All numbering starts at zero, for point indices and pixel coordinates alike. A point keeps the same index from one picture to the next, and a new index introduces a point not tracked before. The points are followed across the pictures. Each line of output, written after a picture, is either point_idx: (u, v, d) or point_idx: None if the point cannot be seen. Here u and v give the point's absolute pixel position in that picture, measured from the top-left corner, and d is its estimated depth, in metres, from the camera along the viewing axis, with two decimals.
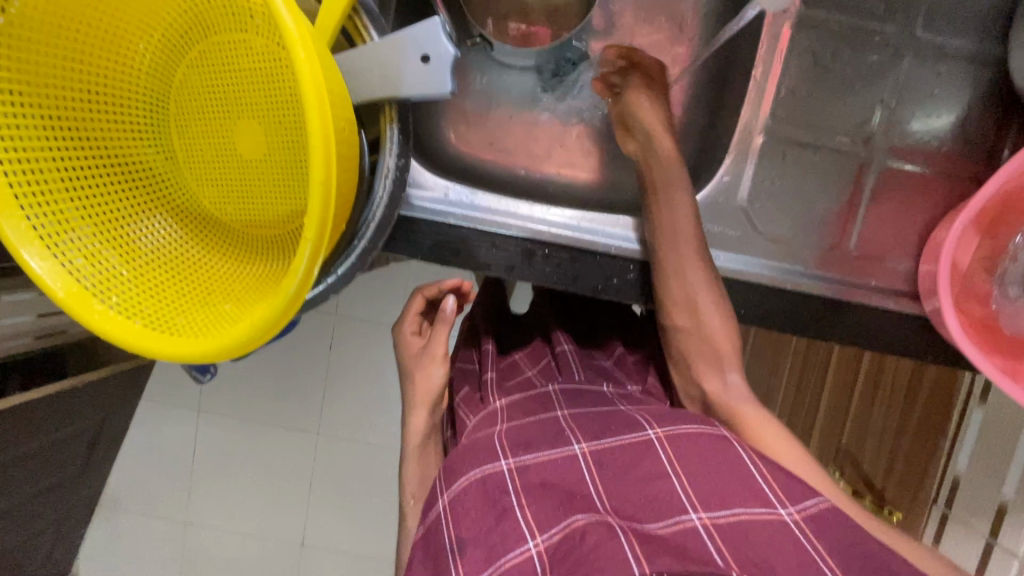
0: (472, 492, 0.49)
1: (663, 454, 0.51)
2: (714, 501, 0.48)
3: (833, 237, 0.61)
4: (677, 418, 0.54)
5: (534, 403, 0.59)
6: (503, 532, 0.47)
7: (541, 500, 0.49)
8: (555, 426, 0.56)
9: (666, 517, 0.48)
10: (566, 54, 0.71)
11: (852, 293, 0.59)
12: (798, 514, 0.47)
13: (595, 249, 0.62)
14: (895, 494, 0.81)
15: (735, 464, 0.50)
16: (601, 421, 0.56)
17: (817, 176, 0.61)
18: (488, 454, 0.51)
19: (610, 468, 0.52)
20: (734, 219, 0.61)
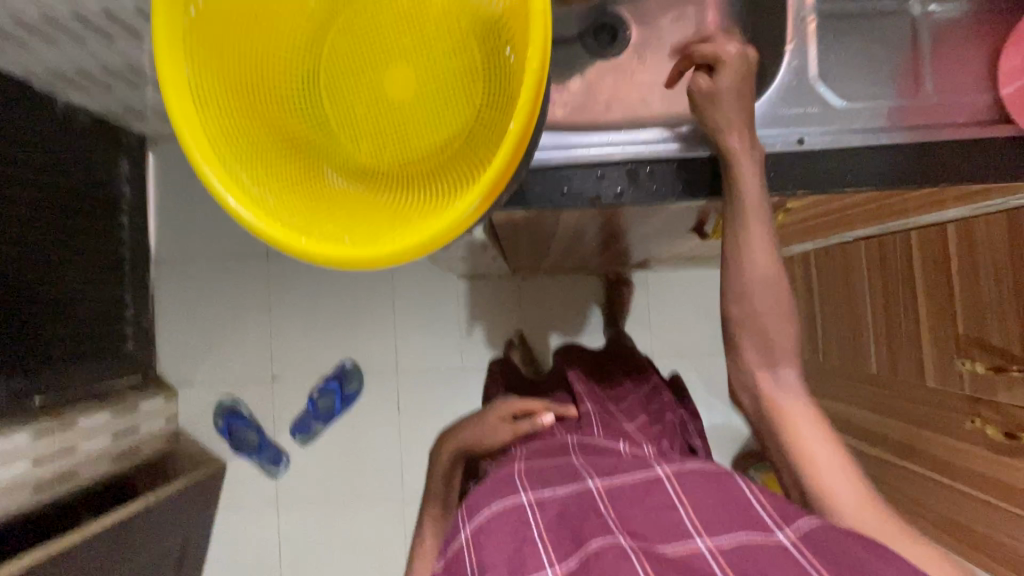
0: (499, 522, 0.63)
1: (670, 488, 0.64)
2: (715, 526, 0.59)
3: (906, 90, 0.65)
4: (682, 460, 0.68)
5: (554, 450, 0.78)
6: (531, 555, 0.60)
7: (559, 525, 0.62)
8: (571, 468, 0.71)
9: (675, 540, 0.59)
10: (603, 21, 0.81)
11: (947, 132, 0.61)
12: (796, 533, 0.56)
13: (695, 154, 0.65)
14: None
15: (731, 490, 0.62)
16: (612, 465, 0.70)
17: (869, 43, 0.67)
18: (513, 489, 0.67)
19: (623, 500, 0.64)
20: (810, 98, 0.66)
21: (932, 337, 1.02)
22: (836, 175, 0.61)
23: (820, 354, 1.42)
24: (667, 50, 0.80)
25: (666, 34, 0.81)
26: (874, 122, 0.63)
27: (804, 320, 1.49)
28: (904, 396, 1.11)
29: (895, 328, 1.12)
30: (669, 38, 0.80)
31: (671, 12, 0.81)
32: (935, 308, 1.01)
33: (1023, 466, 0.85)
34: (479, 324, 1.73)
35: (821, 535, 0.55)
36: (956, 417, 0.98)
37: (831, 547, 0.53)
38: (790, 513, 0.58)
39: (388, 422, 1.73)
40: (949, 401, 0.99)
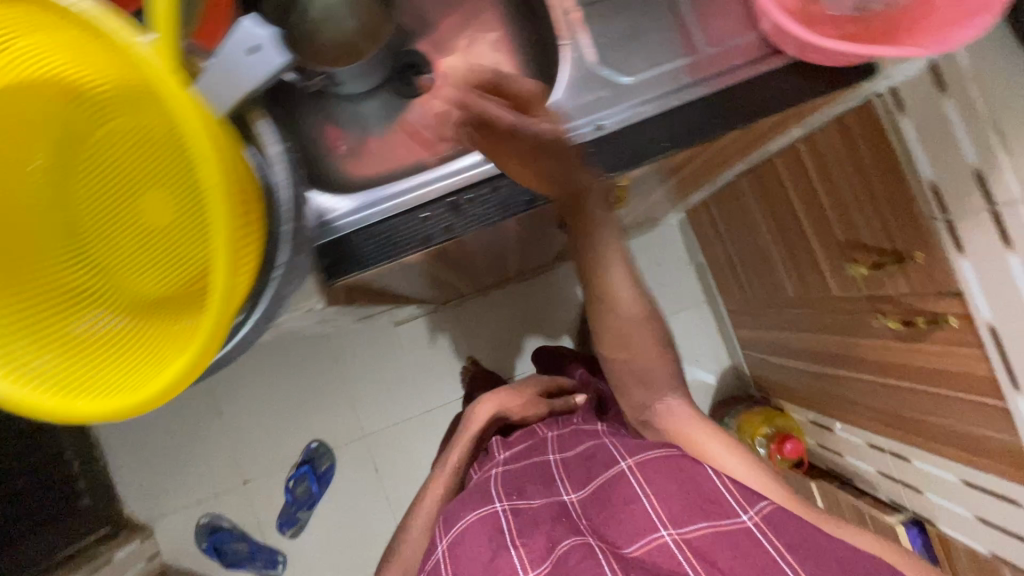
0: (477, 526, 0.82)
1: (637, 483, 0.80)
2: (679, 518, 0.76)
3: (682, 48, 0.67)
4: (642, 450, 0.85)
5: (531, 452, 0.97)
6: (504, 558, 0.78)
7: (531, 529, 0.80)
8: (547, 472, 0.91)
9: (643, 535, 0.77)
10: (403, 60, 0.82)
11: (726, 79, 0.64)
12: (758, 516, 0.74)
13: (507, 170, 0.66)
14: (908, 240, 0.84)
15: (695, 480, 0.79)
16: (581, 467, 0.88)
17: (636, 15, 0.69)
18: (488, 502, 0.86)
19: (591, 502, 0.83)
20: (598, 83, 0.68)
21: (823, 249, 1.05)
22: (644, 148, 0.63)
23: (747, 292, 1.46)
24: (470, 71, 0.82)
25: (466, 55, 0.82)
26: (663, 88, 0.66)
27: (725, 263, 1.53)
28: (820, 311, 1.15)
29: (793, 250, 1.15)
30: (469, 58, 0.82)
31: (464, 35, 0.82)
32: (817, 223, 1.04)
33: (929, 347, 0.88)
34: (431, 364, 1.73)
35: (775, 518, 0.73)
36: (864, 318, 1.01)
37: (788, 532, 0.71)
38: (748, 496, 0.76)
39: (371, 489, 1.71)
40: (854, 305, 1.03)
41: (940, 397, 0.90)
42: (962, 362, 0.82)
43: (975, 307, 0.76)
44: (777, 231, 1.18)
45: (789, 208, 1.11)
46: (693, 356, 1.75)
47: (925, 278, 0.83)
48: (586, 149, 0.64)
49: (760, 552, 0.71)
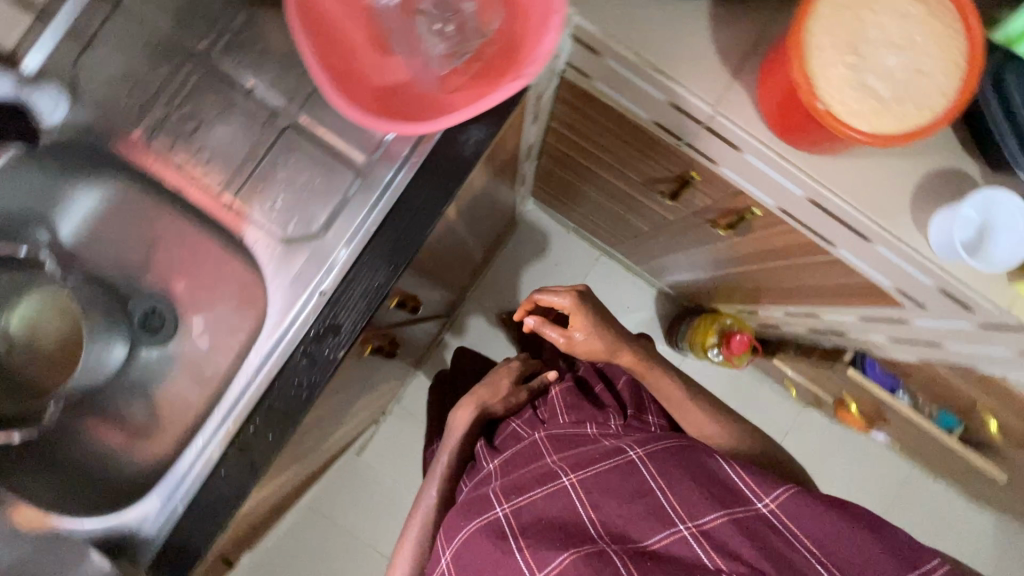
0: (473, 540, 0.63)
1: (647, 473, 0.61)
2: (696, 511, 0.57)
3: (348, 172, 0.63)
4: (652, 437, 0.64)
5: (524, 449, 0.72)
6: (509, 567, 0.60)
7: (533, 536, 0.61)
8: (541, 467, 0.67)
9: (662, 527, 0.58)
10: (136, 312, 0.76)
11: (401, 180, 0.62)
12: (774, 502, 0.56)
13: (267, 382, 0.62)
14: (677, 164, 0.83)
15: (710, 470, 0.60)
16: (581, 453, 0.66)
17: (287, 165, 0.63)
18: (484, 507, 0.66)
19: (594, 493, 0.62)
20: (297, 250, 0.63)
21: (633, 190, 1.04)
22: (372, 290, 0.62)
23: (619, 236, 1.46)
24: (200, 287, 0.76)
25: (185, 275, 0.76)
26: (354, 219, 0.63)
27: (588, 221, 1.53)
28: (671, 232, 1.15)
29: (616, 197, 1.15)
30: (190, 276, 0.76)
31: (169, 259, 0.76)
32: (614, 175, 1.04)
33: (759, 232, 0.89)
34: None
35: (797, 507, 0.55)
36: (702, 230, 1.02)
37: (815, 522, 0.54)
38: (765, 483, 0.58)
39: None
40: (689, 224, 1.04)
41: (795, 263, 0.91)
42: (788, 236, 0.83)
43: (758, 197, 0.77)
44: (594, 187, 1.17)
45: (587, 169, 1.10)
46: (621, 304, 1.76)
47: (712, 186, 0.83)
48: (324, 321, 0.62)
49: (792, 556, 0.53)
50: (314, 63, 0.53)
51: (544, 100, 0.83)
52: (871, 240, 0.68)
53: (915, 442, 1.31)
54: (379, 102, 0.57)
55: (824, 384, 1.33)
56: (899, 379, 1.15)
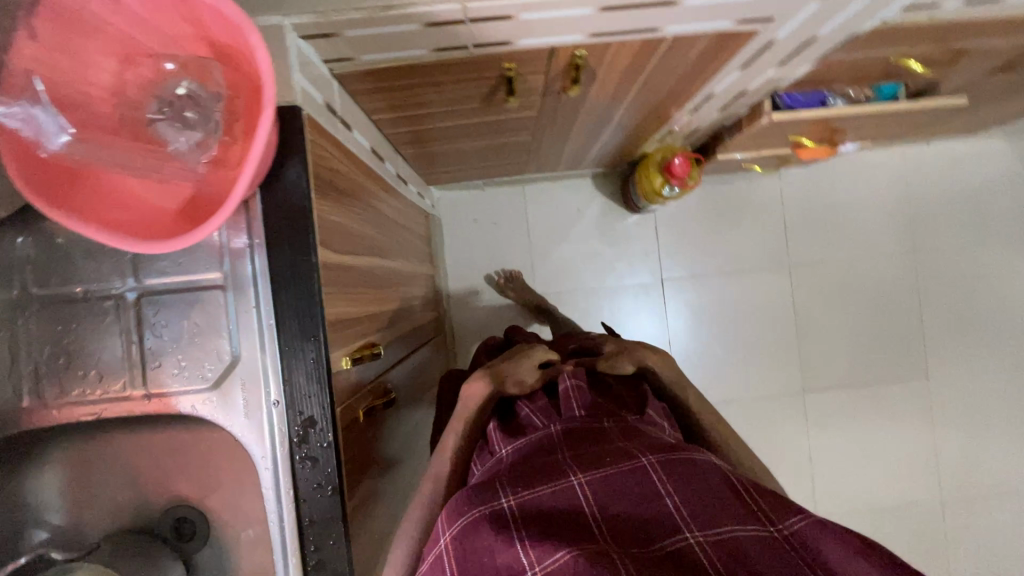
0: (475, 525, 0.60)
1: (660, 483, 0.62)
2: (705, 522, 0.58)
3: (215, 294, 0.63)
4: (670, 449, 0.66)
5: (539, 445, 0.71)
6: (502, 558, 0.57)
7: (539, 531, 0.59)
8: (554, 462, 0.65)
9: (665, 532, 0.59)
10: (165, 532, 0.76)
11: (263, 267, 0.62)
12: (786, 527, 0.58)
13: (293, 505, 0.63)
14: (488, 69, 0.81)
15: (724, 486, 0.62)
16: (592, 452, 0.66)
17: (164, 329, 0.63)
18: (489, 495, 0.62)
19: (601, 494, 0.61)
20: (227, 387, 0.63)
21: (483, 115, 1.03)
22: (312, 368, 0.62)
23: (518, 159, 1.46)
24: (193, 478, 0.76)
25: (175, 478, 0.76)
26: (252, 326, 0.62)
27: (487, 167, 1.53)
28: (545, 125, 1.15)
29: (481, 130, 1.13)
30: (179, 475, 0.76)
31: (152, 476, 0.76)
32: (459, 116, 1.02)
33: (601, 71, 0.87)
34: None
35: (806, 532, 0.57)
36: (563, 104, 1.00)
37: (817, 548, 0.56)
38: (779, 507, 0.60)
39: None
40: (550, 108, 1.02)
41: (651, 72, 0.90)
42: (623, 53, 0.81)
43: (566, 42, 0.74)
44: (458, 134, 1.16)
45: (437, 126, 1.08)
46: (570, 211, 1.77)
47: (531, 63, 0.81)
48: (296, 422, 0.62)
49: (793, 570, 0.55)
50: (81, 225, 0.50)
51: (341, 105, 0.80)
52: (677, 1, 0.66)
53: (876, 130, 1.30)
54: (183, 220, 0.57)
55: (769, 143, 1.32)
56: (824, 91, 1.13)
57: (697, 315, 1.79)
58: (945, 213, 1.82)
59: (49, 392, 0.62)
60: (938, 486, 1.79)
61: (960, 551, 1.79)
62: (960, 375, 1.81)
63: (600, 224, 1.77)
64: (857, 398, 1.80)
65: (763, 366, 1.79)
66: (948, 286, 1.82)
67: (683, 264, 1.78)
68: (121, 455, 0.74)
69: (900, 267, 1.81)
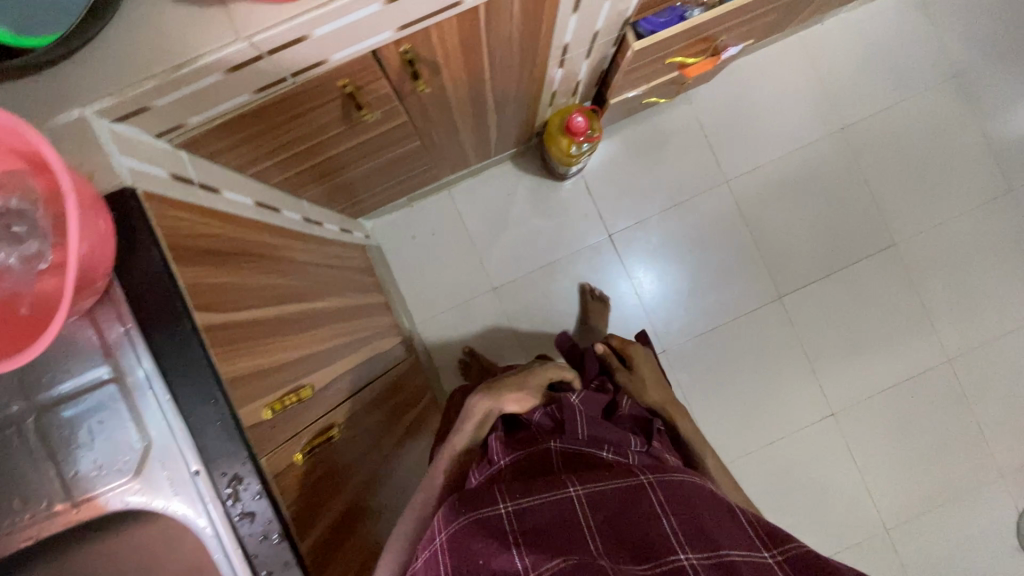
0: (478, 530, 0.69)
1: (658, 506, 0.74)
2: (697, 543, 0.71)
3: (107, 387, 0.64)
4: (666, 475, 0.79)
5: (537, 459, 0.81)
6: (502, 557, 0.66)
7: (538, 539, 0.68)
8: (555, 476, 0.76)
9: (658, 549, 0.69)
10: None
11: (141, 349, 0.63)
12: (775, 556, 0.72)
13: (245, 562, 0.64)
14: (325, 93, 0.82)
15: (715, 514, 0.76)
16: (592, 472, 0.78)
17: (70, 434, 0.64)
18: (489, 502, 0.72)
19: (601, 511, 0.73)
20: (147, 471, 0.64)
21: (356, 136, 1.04)
22: (220, 428, 0.63)
23: (426, 165, 1.47)
24: None
25: None
26: (150, 407, 0.63)
27: (401, 182, 1.53)
28: (427, 126, 1.15)
29: (367, 149, 1.14)
30: None
31: None
32: (334, 143, 1.03)
33: (439, 59, 0.88)
34: None
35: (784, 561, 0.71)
36: (426, 100, 1.01)
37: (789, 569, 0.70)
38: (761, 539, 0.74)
39: None
40: (417, 108, 1.02)
41: (490, 44, 0.90)
42: (448, 35, 0.81)
43: (379, 42, 0.75)
44: (348, 161, 1.17)
45: (322, 160, 1.09)
46: (502, 199, 1.77)
47: (362, 73, 0.81)
48: (221, 484, 0.63)
49: None
50: None
51: (196, 171, 0.81)
52: None
53: (751, 26, 1.30)
54: (22, 334, 0.54)
55: (653, 73, 1.32)
56: (679, 6, 1.12)
57: (654, 257, 1.78)
58: (861, 83, 1.81)
59: None
60: (939, 345, 1.78)
61: (981, 401, 1.77)
62: (927, 232, 1.80)
63: (534, 202, 1.77)
64: (833, 286, 1.79)
65: (733, 284, 1.78)
66: (887, 151, 1.81)
67: (626, 213, 1.78)
68: (87, 567, 0.75)
69: (835, 149, 1.81)
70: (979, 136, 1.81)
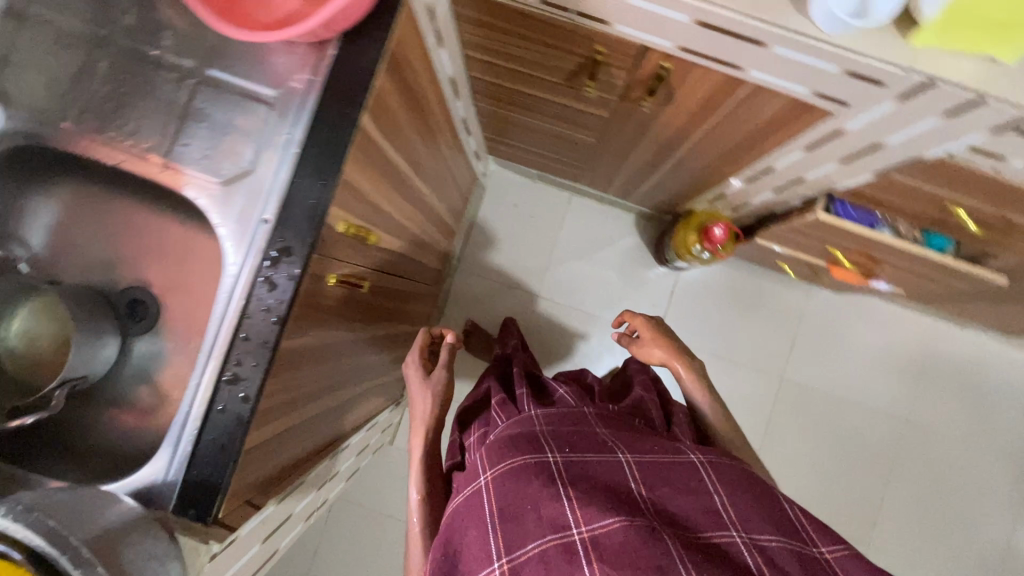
0: (525, 472, 0.77)
1: (707, 480, 0.78)
2: (748, 521, 0.74)
3: (262, 106, 0.68)
4: (714, 454, 0.83)
5: (573, 417, 0.88)
6: (551, 504, 0.74)
7: (585, 489, 0.75)
8: (598, 442, 0.83)
9: (710, 522, 0.74)
10: (126, 301, 0.82)
11: (312, 103, 0.67)
12: (829, 553, 0.73)
13: (240, 316, 0.67)
14: (582, 46, 0.86)
15: (766, 493, 0.78)
16: (637, 444, 0.83)
17: (209, 117, 0.68)
18: (537, 451, 0.80)
19: (648, 479, 0.78)
20: (235, 187, 0.68)
21: (561, 97, 1.08)
22: (310, 206, 0.66)
23: (579, 161, 1.51)
24: (170, 266, 0.82)
25: (156, 258, 0.83)
26: (276, 149, 0.67)
27: (548, 157, 1.58)
28: (613, 134, 1.19)
29: (554, 113, 1.19)
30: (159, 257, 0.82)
31: (137, 248, 0.82)
32: (540, 87, 1.07)
33: (677, 96, 0.92)
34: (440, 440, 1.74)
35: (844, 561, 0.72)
36: (635, 116, 1.04)
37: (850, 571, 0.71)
38: (818, 533, 0.75)
39: None
40: (623, 116, 1.06)
41: (725, 117, 0.93)
42: (703, 84, 0.86)
43: (657, 45, 0.79)
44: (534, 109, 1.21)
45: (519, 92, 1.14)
46: (604, 237, 1.80)
47: (620, 54, 0.85)
48: (276, 245, 0.66)
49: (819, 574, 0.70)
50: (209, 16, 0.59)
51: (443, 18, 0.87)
52: (767, 44, 0.69)
53: (914, 279, 1.31)
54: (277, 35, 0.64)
55: (807, 247, 1.34)
56: (876, 213, 1.14)
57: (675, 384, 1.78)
58: (951, 402, 1.78)
59: (87, 122, 0.68)
60: None
61: None
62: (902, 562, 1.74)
63: (625, 261, 1.80)
64: None
65: None
66: (927, 473, 1.76)
67: (684, 333, 1.78)
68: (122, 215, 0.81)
69: (885, 432, 1.78)
70: (1008, 531, 1.75)
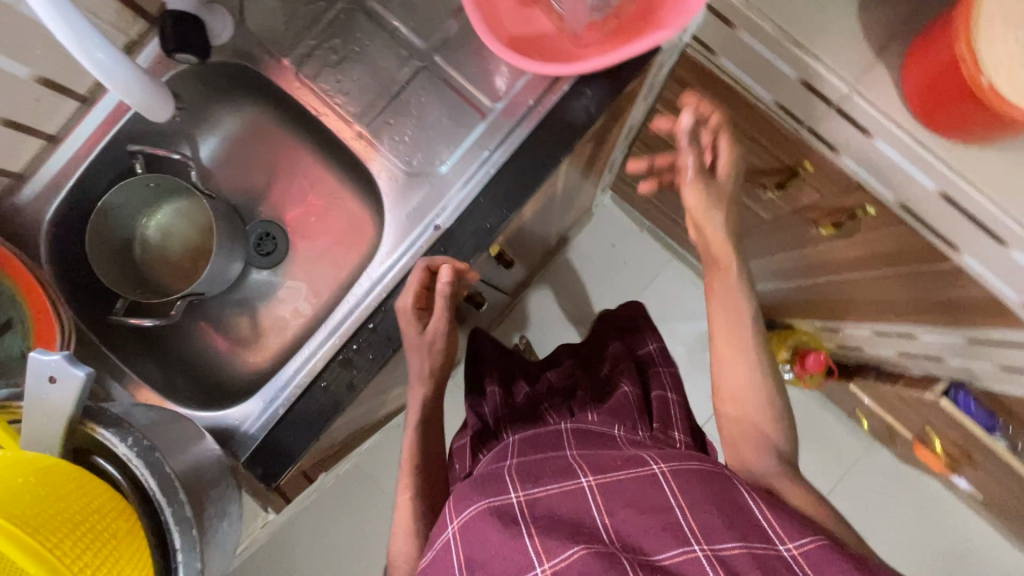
0: (479, 514, 0.51)
1: (666, 490, 0.49)
2: (711, 532, 0.46)
3: (475, 115, 0.67)
4: (676, 457, 0.53)
5: (546, 442, 0.64)
6: (513, 555, 0.48)
7: (549, 528, 0.49)
8: (559, 463, 0.56)
9: (670, 546, 0.46)
10: (261, 234, 0.82)
11: (524, 128, 0.63)
12: (797, 548, 0.44)
13: (376, 305, 0.66)
14: (791, 154, 0.81)
15: (741, 504, 0.48)
16: (600, 459, 0.55)
17: (421, 107, 0.68)
18: (500, 489, 0.54)
19: (611, 500, 0.50)
20: (419, 182, 0.68)
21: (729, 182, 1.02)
22: (483, 227, 0.63)
23: None
24: (312, 216, 0.82)
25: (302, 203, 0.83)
26: (472, 161, 0.65)
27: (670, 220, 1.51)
28: (762, 230, 1.11)
29: None
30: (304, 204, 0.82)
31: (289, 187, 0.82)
32: None
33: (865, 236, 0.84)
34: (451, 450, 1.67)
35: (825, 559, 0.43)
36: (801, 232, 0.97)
37: None
38: (790, 527, 0.46)
39: None
40: (786, 223, 0.99)
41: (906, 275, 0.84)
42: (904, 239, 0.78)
43: (877, 192, 0.72)
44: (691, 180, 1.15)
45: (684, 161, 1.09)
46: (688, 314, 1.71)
47: (825, 178, 0.79)
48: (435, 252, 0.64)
49: None
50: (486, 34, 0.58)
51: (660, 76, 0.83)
52: (1006, 243, 0.62)
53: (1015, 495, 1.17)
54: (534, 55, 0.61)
55: (907, 414, 1.23)
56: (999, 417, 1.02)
57: None
58: None
59: (307, 67, 0.70)
60: None
61: None
62: None
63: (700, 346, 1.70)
64: None
65: None
66: None
67: None
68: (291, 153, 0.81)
69: None
70: None
